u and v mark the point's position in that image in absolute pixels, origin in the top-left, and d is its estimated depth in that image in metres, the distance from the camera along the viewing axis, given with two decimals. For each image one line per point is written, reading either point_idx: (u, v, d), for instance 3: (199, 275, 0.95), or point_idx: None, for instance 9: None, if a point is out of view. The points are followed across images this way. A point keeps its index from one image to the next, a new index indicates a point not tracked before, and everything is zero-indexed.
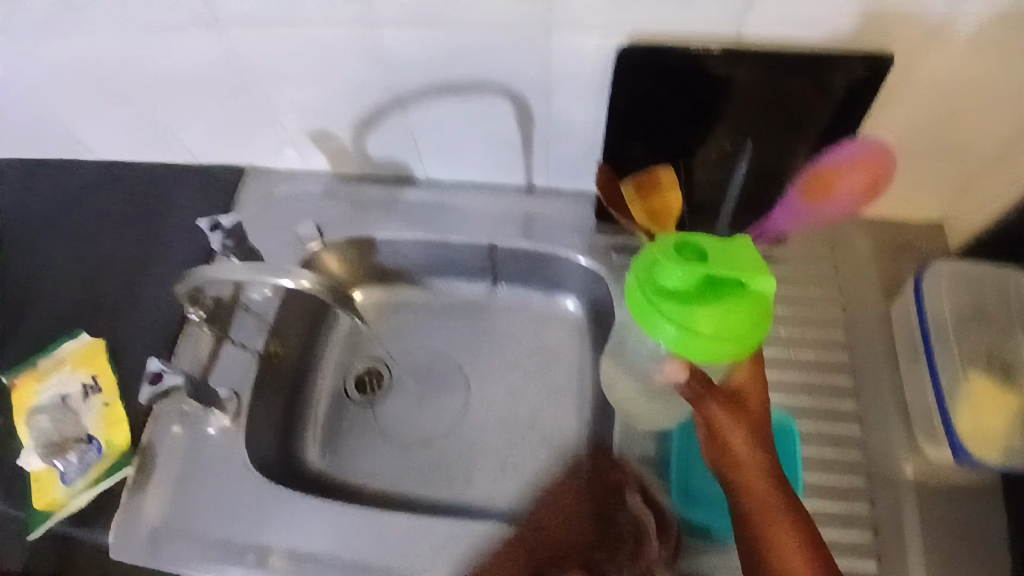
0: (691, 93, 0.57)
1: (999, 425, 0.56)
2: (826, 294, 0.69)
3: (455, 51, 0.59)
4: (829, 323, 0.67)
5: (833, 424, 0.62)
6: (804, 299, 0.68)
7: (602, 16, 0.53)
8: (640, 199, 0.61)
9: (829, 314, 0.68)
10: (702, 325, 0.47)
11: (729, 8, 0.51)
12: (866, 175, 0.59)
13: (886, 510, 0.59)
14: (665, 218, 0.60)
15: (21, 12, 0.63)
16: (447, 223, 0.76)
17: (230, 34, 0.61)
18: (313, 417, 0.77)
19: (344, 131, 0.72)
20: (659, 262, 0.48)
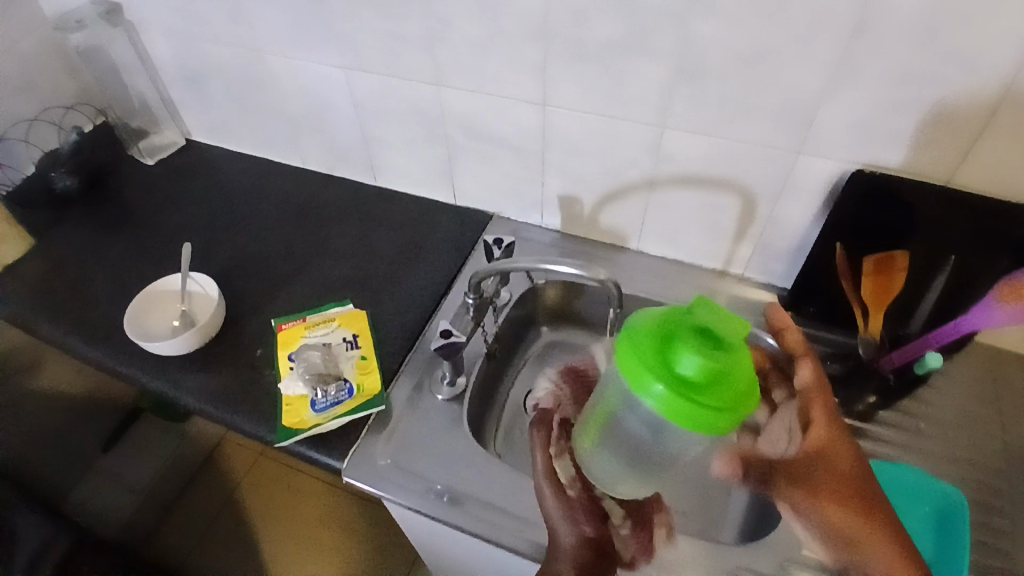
0: (900, 214, 0.73)
1: None
2: (986, 411, 0.79)
3: (716, 154, 0.79)
4: (988, 435, 0.78)
5: (987, 518, 0.71)
6: (964, 411, 0.79)
7: (843, 149, 0.72)
8: (873, 276, 0.78)
9: (987, 428, 0.78)
10: (698, 398, 0.47)
11: (948, 159, 0.68)
12: None
13: None
14: (887, 296, 0.78)
15: (399, 79, 0.87)
16: (650, 287, 0.93)
17: (550, 114, 0.83)
18: (497, 419, 0.91)
19: (589, 200, 0.92)
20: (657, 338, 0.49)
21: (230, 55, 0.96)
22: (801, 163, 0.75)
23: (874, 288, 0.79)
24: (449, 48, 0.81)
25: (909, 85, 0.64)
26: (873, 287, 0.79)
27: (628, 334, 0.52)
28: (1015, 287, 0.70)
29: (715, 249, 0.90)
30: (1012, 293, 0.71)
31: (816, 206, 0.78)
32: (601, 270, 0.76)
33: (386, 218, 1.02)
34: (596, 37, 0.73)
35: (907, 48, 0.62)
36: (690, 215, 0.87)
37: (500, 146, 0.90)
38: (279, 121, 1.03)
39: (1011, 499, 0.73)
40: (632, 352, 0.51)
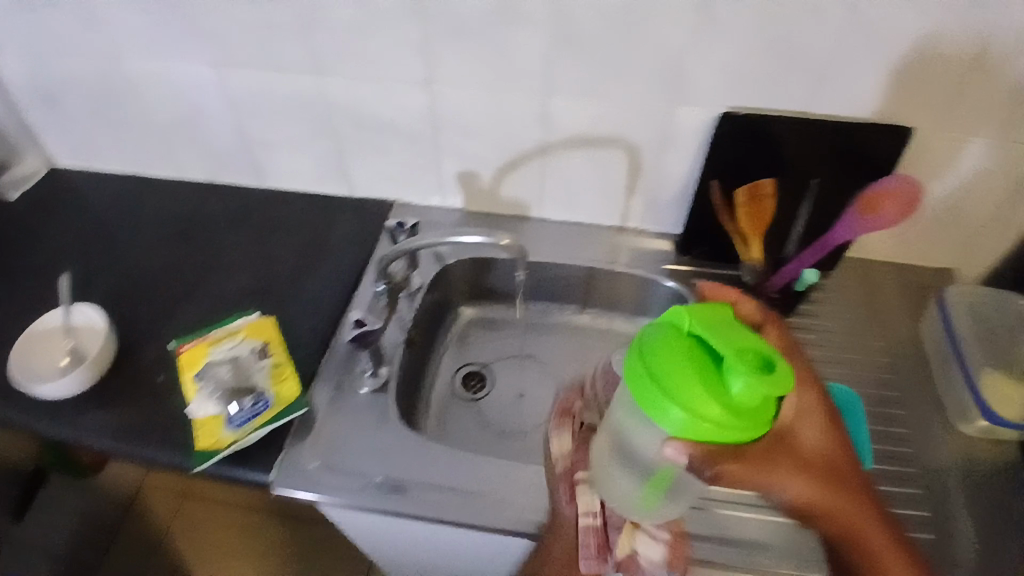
0: (767, 147, 0.79)
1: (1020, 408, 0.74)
2: (868, 317, 0.88)
3: (599, 111, 0.81)
4: (875, 338, 0.86)
5: (878, 408, 0.79)
6: (850, 320, 0.87)
7: (711, 95, 0.77)
8: (747, 205, 0.82)
9: (869, 330, 0.87)
10: (733, 409, 0.44)
11: (801, 93, 0.75)
12: (902, 208, 0.75)
13: (933, 476, 0.74)
14: (760, 223, 0.83)
15: (277, 73, 0.84)
16: (558, 252, 0.95)
17: (436, 92, 0.83)
18: (427, 405, 0.91)
19: (487, 174, 0.93)
20: (669, 350, 0.46)
21: (84, 65, 0.88)
22: (679, 112, 0.79)
23: (748, 217, 0.83)
24: (326, 32, 0.79)
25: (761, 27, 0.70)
26: (748, 216, 0.83)
27: (634, 353, 0.48)
28: (869, 198, 0.76)
29: (613, 206, 0.94)
30: (870, 206, 0.76)
31: (696, 153, 0.83)
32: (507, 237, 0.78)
33: (281, 221, 0.98)
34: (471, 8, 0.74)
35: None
36: (585, 176, 0.90)
37: (390, 131, 0.89)
38: (151, 133, 0.96)
39: (898, 389, 0.81)
40: (644, 369, 0.47)
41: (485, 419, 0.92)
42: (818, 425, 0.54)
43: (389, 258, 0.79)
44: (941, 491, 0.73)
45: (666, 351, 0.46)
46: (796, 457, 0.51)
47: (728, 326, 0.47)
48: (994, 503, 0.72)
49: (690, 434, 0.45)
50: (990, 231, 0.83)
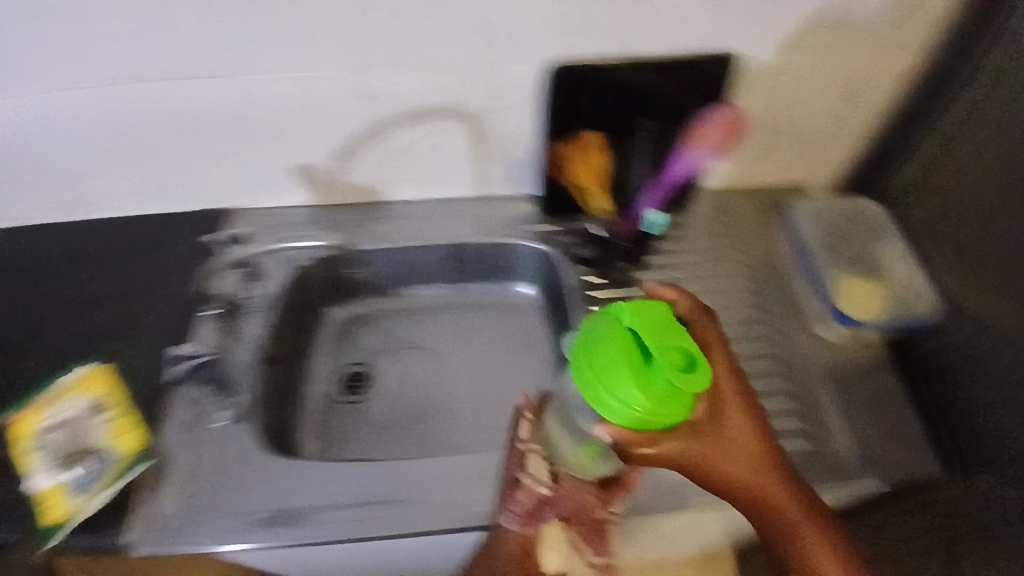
0: (596, 94, 0.78)
1: (866, 303, 0.77)
2: (728, 243, 0.88)
3: (421, 76, 0.77)
4: (737, 264, 0.87)
5: (746, 331, 0.80)
6: (711, 249, 0.88)
7: (529, 46, 0.74)
8: (579, 159, 0.84)
9: (730, 255, 0.87)
10: (660, 400, 0.46)
11: (617, 33, 0.73)
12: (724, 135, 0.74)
13: (804, 386, 0.76)
14: (594, 174, 0.85)
15: (54, 86, 0.74)
16: (418, 232, 0.90)
17: (243, 82, 0.76)
18: (308, 418, 0.86)
19: (325, 163, 0.86)
20: (608, 343, 0.48)
21: None
22: (503, 68, 0.76)
23: (583, 170, 0.84)
24: (94, 28, 0.70)
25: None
26: (583, 170, 0.84)
27: (579, 343, 0.50)
28: (695, 131, 0.76)
29: (466, 176, 0.90)
30: (695, 137, 0.75)
31: (531, 109, 0.80)
32: None
33: (107, 252, 0.88)
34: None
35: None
36: (428, 149, 0.85)
37: (204, 132, 0.80)
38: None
39: (762, 308, 0.83)
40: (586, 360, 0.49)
41: (373, 427, 0.86)
42: (756, 426, 0.53)
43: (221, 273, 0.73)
44: (811, 400, 0.75)
45: (606, 344, 0.48)
46: (723, 453, 0.51)
47: (665, 325, 0.50)
48: (861, 399, 0.75)
49: (621, 422, 0.47)
50: (823, 143, 0.86)
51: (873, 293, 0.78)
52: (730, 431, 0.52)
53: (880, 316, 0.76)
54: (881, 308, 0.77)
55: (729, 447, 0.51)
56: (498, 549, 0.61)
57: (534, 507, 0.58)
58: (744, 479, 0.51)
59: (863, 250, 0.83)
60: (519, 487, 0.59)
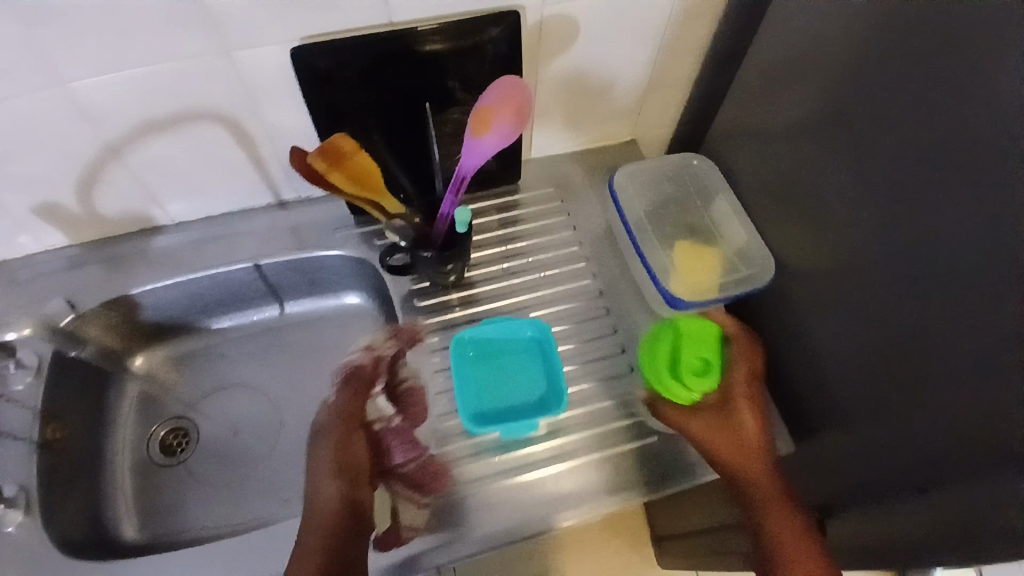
0: (364, 76, 0.64)
1: (703, 279, 0.71)
2: (558, 221, 0.80)
3: (146, 86, 0.62)
4: (567, 240, 0.78)
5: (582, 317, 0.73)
6: (539, 230, 0.79)
7: (269, 30, 0.59)
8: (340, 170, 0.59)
9: (561, 236, 0.79)
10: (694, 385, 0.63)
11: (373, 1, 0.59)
12: (519, 118, 0.60)
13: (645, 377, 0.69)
14: (370, 177, 0.61)
15: None
16: (208, 258, 0.77)
17: None
18: (120, 492, 0.75)
19: (67, 197, 0.71)
20: (670, 340, 0.66)
21: None
22: (244, 61, 0.62)
23: (352, 182, 0.61)
24: None
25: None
26: (347, 182, 0.60)
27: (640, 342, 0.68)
28: (478, 114, 0.60)
29: (251, 184, 0.76)
30: (481, 123, 0.60)
31: (298, 101, 0.67)
32: None
33: None
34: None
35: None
36: (192, 161, 0.71)
37: None
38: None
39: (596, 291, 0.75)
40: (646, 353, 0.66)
41: (207, 474, 0.77)
42: (764, 431, 0.62)
43: None
44: None
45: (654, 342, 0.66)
46: (722, 437, 0.61)
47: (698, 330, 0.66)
48: None
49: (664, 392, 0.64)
50: (646, 92, 0.77)
51: (705, 263, 0.72)
52: (738, 422, 0.62)
53: (718, 293, 0.69)
54: (714, 283, 0.70)
55: (732, 436, 0.61)
56: (310, 521, 0.56)
57: (349, 436, 0.61)
58: (731, 460, 0.60)
59: (695, 214, 0.78)
60: (338, 414, 0.62)
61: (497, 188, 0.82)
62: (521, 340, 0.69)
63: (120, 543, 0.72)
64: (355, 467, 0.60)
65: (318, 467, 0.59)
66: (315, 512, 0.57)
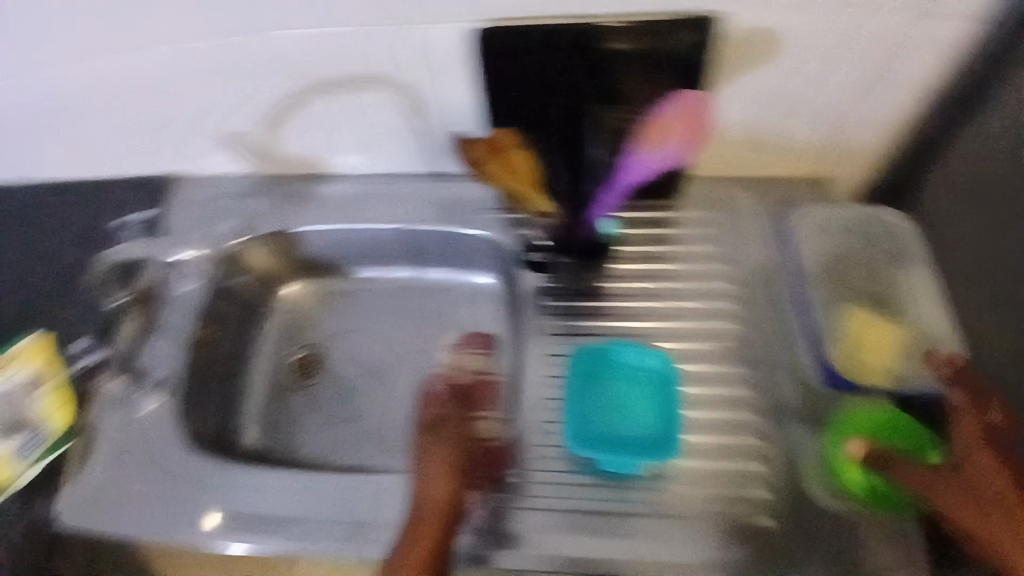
0: (543, 67, 0.63)
1: (882, 362, 0.61)
2: (716, 250, 0.74)
3: (339, 41, 0.65)
4: (721, 275, 0.72)
5: (719, 366, 0.67)
6: (694, 255, 0.74)
7: (460, 1, 0.60)
8: (493, 156, 0.67)
9: (717, 267, 0.73)
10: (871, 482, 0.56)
11: None
12: (691, 130, 0.61)
13: (777, 445, 0.62)
14: (519, 169, 0.67)
15: None
16: (363, 212, 0.82)
17: (150, 43, 0.68)
18: (249, 402, 0.84)
19: (257, 131, 0.78)
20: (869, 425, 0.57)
21: None
22: (428, 32, 0.63)
23: (504, 171, 0.67)
24: None
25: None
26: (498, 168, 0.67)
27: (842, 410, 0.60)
28: (652, 125, 0.62)
29: (412, 148, 0.79)
30: (653, 135, 0.62)
31: (473, 80, 0.67)
32: None
33: (46, 220, 0.84)
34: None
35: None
36: (365, 118, 0.75)
37: (124, 98, 0.75)
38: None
39: (741, 340, 0.68)
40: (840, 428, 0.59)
41: (325, 406, 0.84)
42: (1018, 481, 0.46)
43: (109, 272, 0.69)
44: (793, 462, 0.61)
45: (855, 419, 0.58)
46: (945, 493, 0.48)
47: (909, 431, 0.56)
48: None
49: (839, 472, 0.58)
50: (850, 122, 0.68)
51: (890, 343, 0.62)
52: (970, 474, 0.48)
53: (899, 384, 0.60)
54: (898, 371, 0.60)
55: (963, 485, 0.48)
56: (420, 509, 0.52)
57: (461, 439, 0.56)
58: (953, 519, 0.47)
59: (883, 280, 0.68)
60: (448, 422, 0.57)
61: (647, 205, 0.76)
62: (640, 362, 0.66)
63: (241, 446, 0.80)
64: (463, 473, 0.54)
65: (430, 469, 0.54)
66: (423, 509, 0.52)
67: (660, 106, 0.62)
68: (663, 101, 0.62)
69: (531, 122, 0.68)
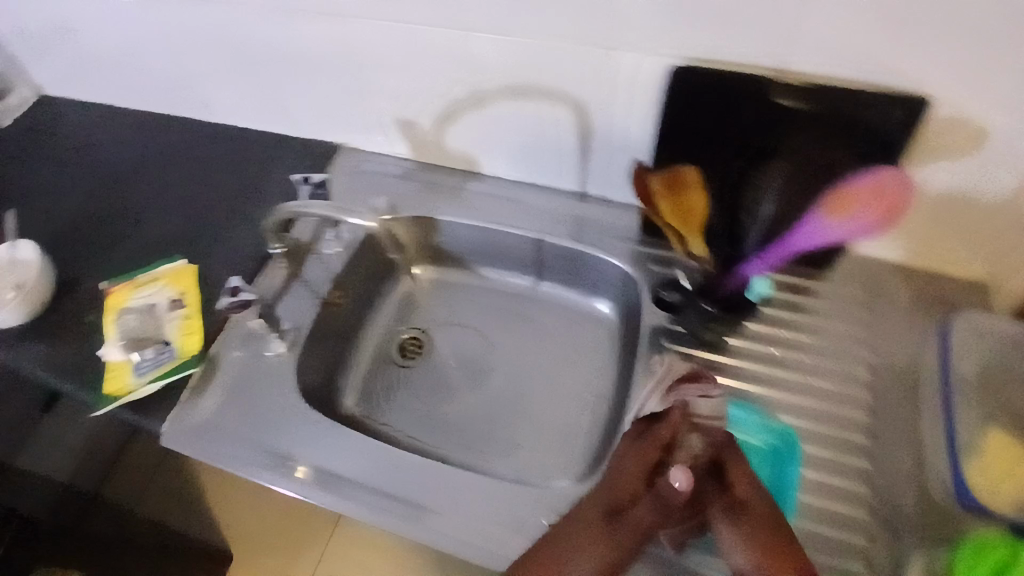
0: (730, 113, 0.63)
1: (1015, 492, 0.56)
2: (856, 332, 0.72)
3: (527, 55, 0.68)
4: (855, 360, 0.70)
5: (839, 455, 0.64)
6: (833, 332, 0.72)
7: (659, 37, 0.61)
8: (669, 198, 0.65)
9: (855, 351, 0.70)
10: None
11: (774, 40, 0.58)
12: (883, 206, 0.63)
13: (885, 550, 0.58)
14: (691, 218, 0.65)
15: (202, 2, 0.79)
16: (503, 215, 0.85)
17: (354, 25, 0.74)
18: (355, 367, 0.88)
19: (426, 121, 0.83)
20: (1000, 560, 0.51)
21: None
22: (620, 59, 0.64)
23: (676, 214, 0.65)
24: None
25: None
26: (672, 211, 0.65)
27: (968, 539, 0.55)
28: (841, 195, 0.63)
29: (566, 166, 0.81)
30: (840, 206, 0.63)
31: (650, 113, 0.68)
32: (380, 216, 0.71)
33: (227, 160, 0.94)
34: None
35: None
36: (530, 129, 0.78)
37: (319, 68, 0.81)
38: (107, 62, 0.94)
39: (869, 433, 0.66)
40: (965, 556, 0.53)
41: (421, 389, 0.86)
42: None
43: (274, 220, 0.77)
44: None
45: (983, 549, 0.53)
46: None
47: None
48: None
49: None
50: None
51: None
52: None
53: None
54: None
55: None
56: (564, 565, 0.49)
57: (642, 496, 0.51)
58: None
59: None
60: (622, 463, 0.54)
61: (790, 269, 0.76)
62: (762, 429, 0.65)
63: (340, 407, 0.84)
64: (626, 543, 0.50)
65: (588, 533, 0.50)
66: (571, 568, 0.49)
67: (849, 176, 0.62)
68: (851, 172, 0.62)
69: (706, 165, 0.68)
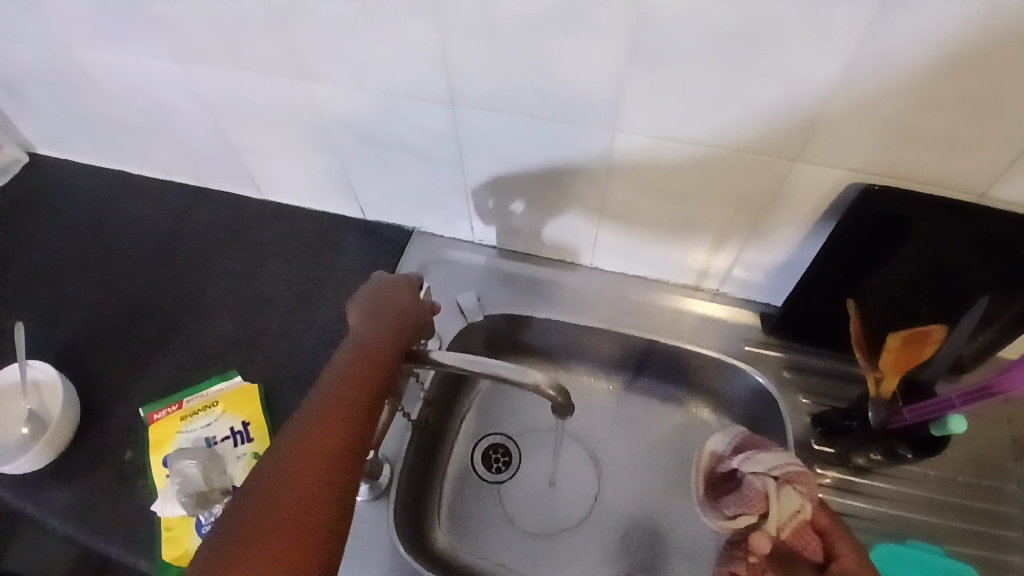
0: (925, 233, 0.59)
1: None
2: (999, 444, 0.70)
3: (680, 160, 0.62)
4: (990, 475, 0.69)
5: None
6: (975, 445, 0.70)
7: (856, 151, 0.55)
8: (899, 352, 0.62)
9: (1002, 465, 0.69)
10: None
11: (986, 171, 0.54)
12: None
13: None
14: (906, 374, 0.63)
15: (271, 87, 0.67)
16: (608, 311, 0.77)
17: (464, 113, 0.64)
18: (439, 488, 0.76)
19: (529, 213, 0.75)
20: None
21: (39, 55, 0.72)
22: (797, 173, 0.59)
23: (896, 368, 0.62)
24: (316, 35, 0.59)
25: (942, 70, 0.48)
26: (893, 367, 0.62)
27: None
28: None
29: (686, 262, 0.74)
30: None
31: (806, 221, 0.64)
32: (539, 375, 0.51)
33: (280, 244, 0.83)
34: (512, 17, 0.53)
35: (956, 31, 0.45)
36: (661, 227, 0.70)
37: (407, 155, 0.71)
38: (132, 133, 0.81)
39: None
40: None
41: (517, 513, 0.75)
42: None
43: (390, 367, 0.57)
44: None
45: None
46: None
47: None
48: None
49: None
50: None
51: None
52: None
53: None
54: None
55: None
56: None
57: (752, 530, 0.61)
58: None
59: None
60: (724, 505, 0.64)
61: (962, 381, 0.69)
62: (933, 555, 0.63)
63: (431, 542, 0.71)
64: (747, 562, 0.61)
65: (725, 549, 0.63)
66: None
67: None
68: None
69: (894, 280, 0.64)
